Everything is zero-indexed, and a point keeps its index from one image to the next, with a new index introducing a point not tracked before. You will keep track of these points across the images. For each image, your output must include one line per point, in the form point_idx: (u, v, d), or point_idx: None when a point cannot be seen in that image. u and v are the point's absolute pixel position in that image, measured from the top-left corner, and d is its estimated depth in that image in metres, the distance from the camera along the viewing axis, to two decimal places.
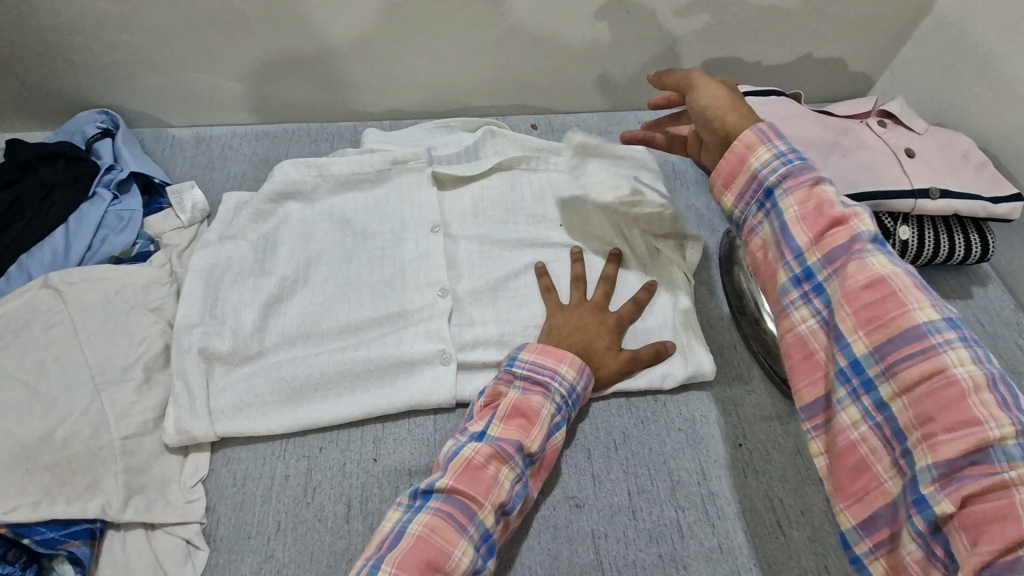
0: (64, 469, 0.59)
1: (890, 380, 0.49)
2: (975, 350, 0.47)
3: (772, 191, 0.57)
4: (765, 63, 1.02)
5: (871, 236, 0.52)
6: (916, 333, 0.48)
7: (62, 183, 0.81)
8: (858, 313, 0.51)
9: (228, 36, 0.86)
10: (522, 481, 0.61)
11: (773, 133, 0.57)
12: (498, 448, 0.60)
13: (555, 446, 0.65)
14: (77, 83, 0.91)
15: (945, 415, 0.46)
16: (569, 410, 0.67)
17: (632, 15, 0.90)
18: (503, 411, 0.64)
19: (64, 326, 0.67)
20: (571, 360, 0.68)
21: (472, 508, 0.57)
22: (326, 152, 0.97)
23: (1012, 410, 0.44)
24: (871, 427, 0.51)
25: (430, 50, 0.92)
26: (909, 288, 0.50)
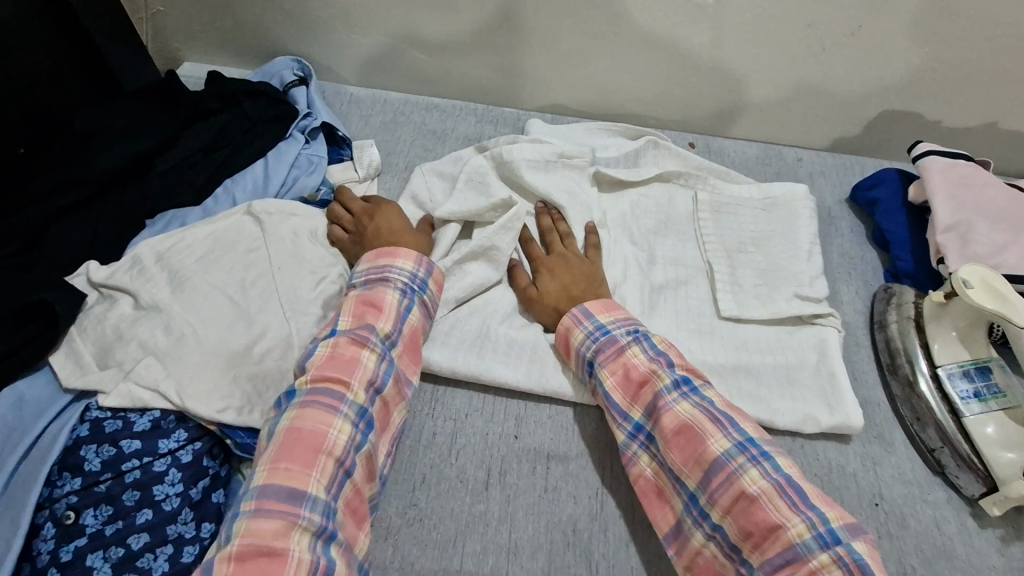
0: (261, 381, 0.61)
1: (713, 506, 0.57)
2: (763, 465, 0.56)
3: (591, 359, 0.69)
4: (944, 124, 0.99)
5: (671, 385, 0.64)
6: (718, 463, 0.58)
7: (263, 120, 0.86)
8: (679, 453, 0.60)
9: (432, 10, 0.90)
10: (388, 361, 0.62)
11: (585, 314, 0.71)
12: (356, 337, 0.61)
13: (414, 327, 0.66)
14: (282, 31, 0.96)
15: (755, 527, 0.54)
16: (418, 293, 0.68)
17: (827, 53, 0.89)
18: (350, 307, 0.64)
19: (263, 253, 0.70)
20: (407, 252, 0.69)
21: (339, 391, 0.57)
22: (490, 134, 1.01)
23: (800, 509, 0.54)
24: (715, 544, 0.57)
25: (615, 54, 0.93)
26: (706, 424, 0.60)
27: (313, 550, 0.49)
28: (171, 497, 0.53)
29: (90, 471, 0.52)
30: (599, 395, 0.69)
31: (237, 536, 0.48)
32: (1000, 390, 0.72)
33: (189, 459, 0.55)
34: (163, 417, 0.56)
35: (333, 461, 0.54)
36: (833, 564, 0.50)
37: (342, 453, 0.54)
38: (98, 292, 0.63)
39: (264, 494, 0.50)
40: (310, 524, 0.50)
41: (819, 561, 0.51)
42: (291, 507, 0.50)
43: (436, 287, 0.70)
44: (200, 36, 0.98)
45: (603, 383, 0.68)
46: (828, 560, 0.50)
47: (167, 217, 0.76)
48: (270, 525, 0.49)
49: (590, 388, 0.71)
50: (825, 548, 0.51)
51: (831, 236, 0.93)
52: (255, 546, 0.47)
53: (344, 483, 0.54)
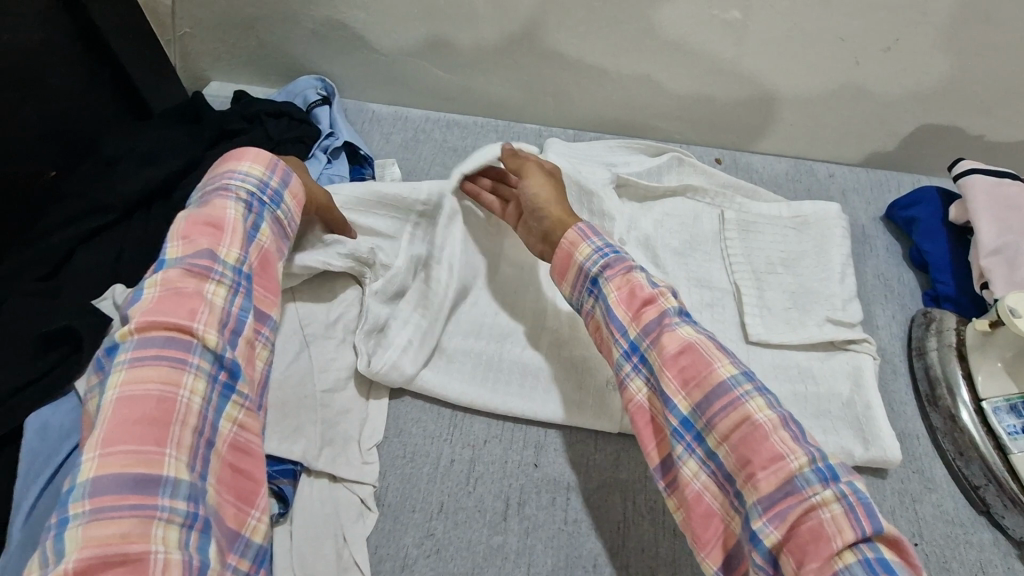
0: (281, 407, 0.65)
1: (711, 431, 0.55)
2: (768, 396, 0.55)
3: (594, 276, 0.66)
4: (987, 138, 0.94)
5: (676, 310, 0.62)
6: (723, 388, 0.55)
7: (286, 140, 0.87)
8: (678, 377, 0.57)
9: (453, 28, 0.89)
10: (242, 295, 0.58)
11: (591, 232, 0.68)
12: (191, 267, 0.55)
13: (264, 249, 0.62)
14: (306, 51, 0.97)
15: (756, 456, 0.52)
16: (269, 205, 0.63)
17: (861, 66, 0.86)
18: (180, 231, 0.57)
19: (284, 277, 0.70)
20: (256, 157, 0.64)
21: (183, 340, 0.52)
22: (511, 151, 1.00)
23: (802, 443, 0.52)
24: (707, 474, 0.56)
25: (638, 70, 0.91)
26: (711, 349, 0.58)
27: (183, 545, 0.46)
28: None
29: None
30: (595, 312, 0.66)
31: (73, 551, 0.42)
32: None
33: None
34: None
35: (191, 431, 0.50)
36: (834, 501, 0.48)
37: (200, 419, 0.51)
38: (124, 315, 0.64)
39: (98, 491, 0.45)
40: (174, 515, 0.46)
41: (822, 497, 0.48)
42: (145, 496, 0.46)
43: (294, 202, 0.66)
44: (226, 57, 1.00)
45: (607, 297, 0.64)
46: (831, 496, 0.48)
47: None
48: (119, 527, 0.44)
49: (583, 305, 0.68)
50: (825, 484, 0.49)
51: (865, 256, 0.90)
52: (101, 556, 0.43)
53: (207, 456, 0.52)
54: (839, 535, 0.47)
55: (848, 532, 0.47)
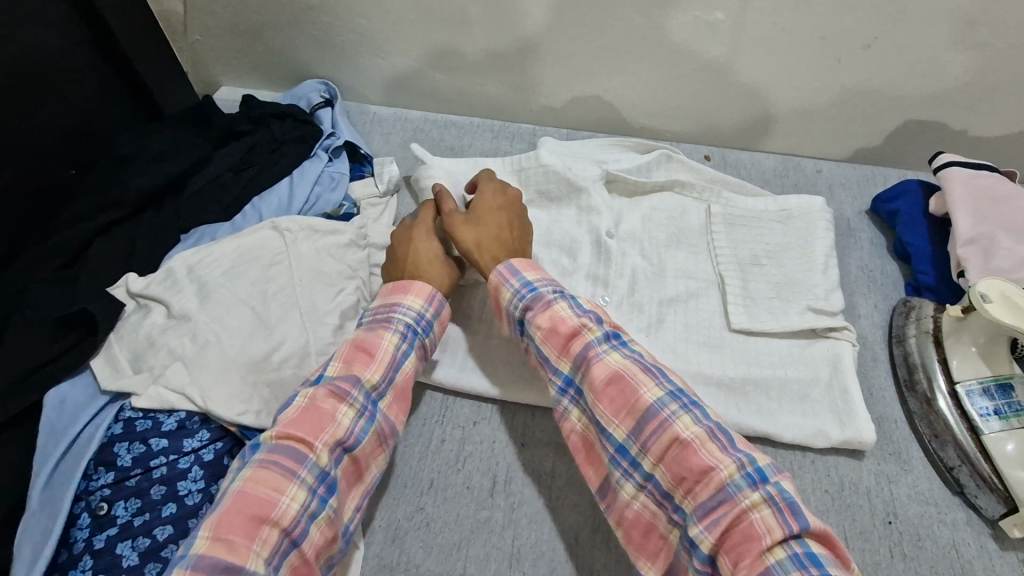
0: (279, 388, 0.66)
1: (645, 455, 0.57)
2: (694, 412, 0.56)
3: (520, 318, 0.68)
4: (971, 133, 0.96)
5: (601, 338, 0.62)
6: (651, 411, 0.57)
7: (290, 140, 0.92)
8: (610, 405, 0.59)
9: (449, 33, 0.93)
10: (367, 417, 0.60)
11: (511, 271, 0.69)
12: (336, 388, 0.59)
13: (408, 373, 0.64)
14: (310, 56, 1.02)
15: (688, 471, 0.54)
16: (422, 335, 0.66)
17: (842, 64, 0.88)
18: (342, 353, 0.62)
19: (285, 266, 0.75)
20: (419, 289, 0.68)
21: (301, 452, 0.55)
22: (505, 148, 1.05)
23: (730, 451, 0.54)
24: (646, 493, 0.58)
25: (627, 70, 0.95)
26: (638, 374, 0.59)
27: None
28: (193, 493, 0.57)
29: (122, 466, 0.57)
30: (529, 350, 0.68)
31: None
32: (1022, 408, 0.69)
33: (210, 458, 0.59)
34: (187, 419, 0.60)
35: (279, 531, 0.51)
36: (763, 503, 0.50)
37: (291, 523, 0.52)
38: (135, 301, 0.69)
39: (196, 568, 0.47)
40: None
41: (751, 501, 0.50)
42: None
43: (440, 329, 0.69)
44: (236, 62, 1.05)
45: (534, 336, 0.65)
46: (759, 498, 0.50)
47: (198, 233, 0.81)
48: None
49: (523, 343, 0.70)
50: (754, 487, 0.51)
51: (849, 248, 0.92)
52: None
53: (287, 553, 0.52)
54: (769, 534, 0.48)
55: (777, 531, 0.49)
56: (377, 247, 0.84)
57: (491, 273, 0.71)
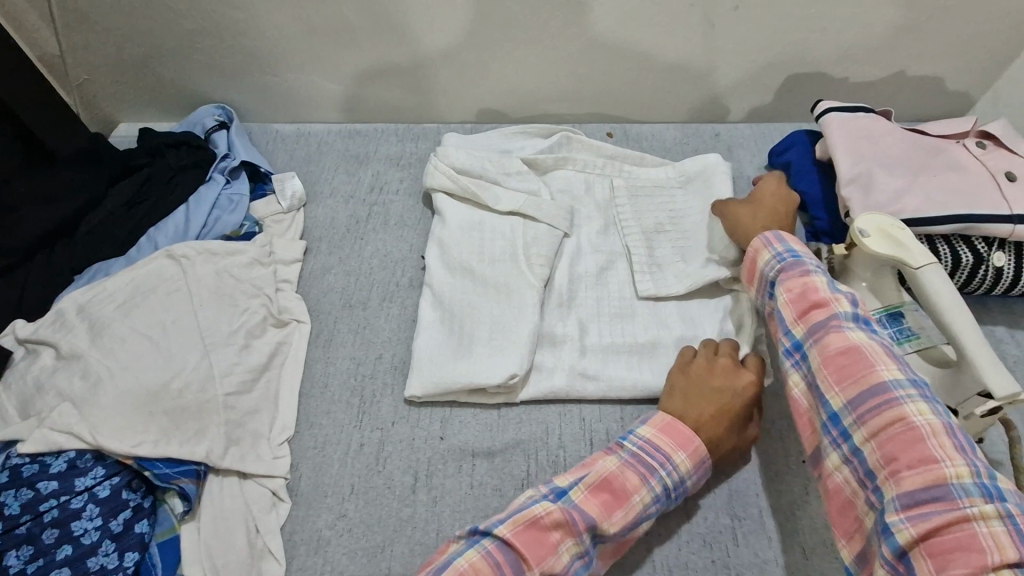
0: (180, 414, 0.65)
1: (859, 428, 0.54)
2: (935, 405, 0.52)
3: (774, 281, 0.67)
4: (854, 80, 0.99)
5: (851, 314, 0.60)
6: (881, 388, 0.54)
7: (185, 167, 0.90)
8: (834, 372, 0.57)
9: (336, 43, 0.93)
10: (584, 558, 0.57)
11: (778, 239, 0.69)
12: (571, 517, 0.56)
13: (639, 530, 0.60)
14: (201, 81, 1.00)
15: (905, 457, 0.50)
16: (670, 499, 0.62)
17: (717, 27, 0.91)
18: (594, 477, 0.60)
19: (182, 293, 0.74)
20: (694, 449, 0.62)
21: (520, 567, 0.54)
22: (412, 150, 1.02)
23: (969, 455, 0.49)
24: (851, 469, 0.55)
25: (517, 58, 0.95)
26: (881, 354, 0.56)
27: None
28: (90, 531, 0.57)
29: (10, 515, 0.56)
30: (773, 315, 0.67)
31: None
32: (913, 332, 0.71)
33: (106, 493, 0.59)
34: (78, 457, 0.60)
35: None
36: (995, 517, 0.45)
37: None
38: (23, 347, 0.68)
39: None
40: None
41: (979, 510, 0.45)
42: None
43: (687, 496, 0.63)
44: (127, 97, 1.03)
45: (777, 298, 0.65)
46: (991, 512, 0.45)
47: (92, 270, 0.80)
48: None
49: (766, 308, 0.69)
50: (988, 498, 0.46)
51: None
52: None
53: None
54: (996, 551, 0.43)
55: (1009, 551, 0.43)
56: (283, 262, 0.84)
57: (754, 240, 0.72)
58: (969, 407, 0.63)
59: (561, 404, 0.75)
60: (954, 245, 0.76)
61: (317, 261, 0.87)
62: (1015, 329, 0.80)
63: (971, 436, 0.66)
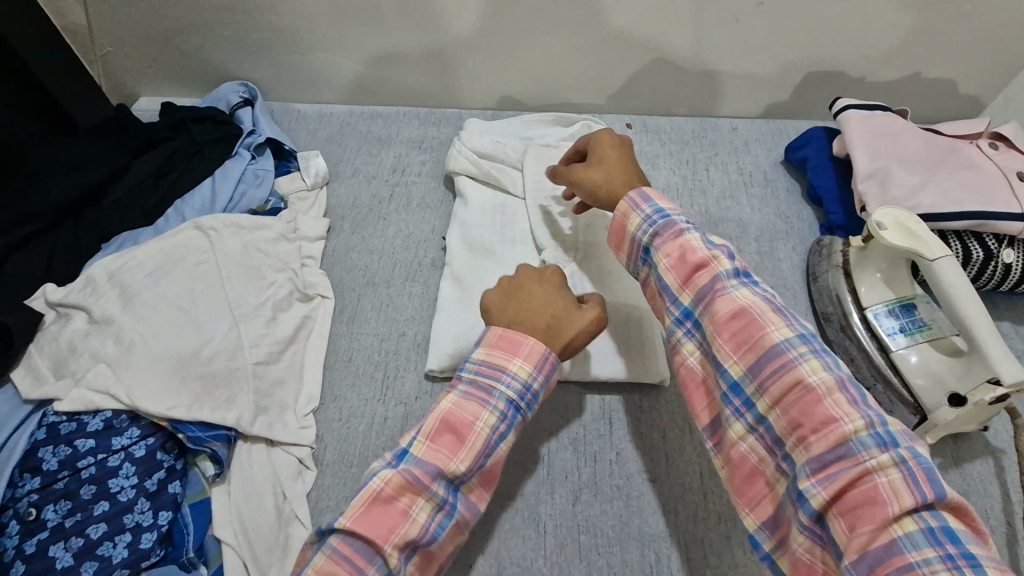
0: (210, 381, 0.66)
1: (761, 396, 0.52)
2: (824, 358, 0.51)
3: (645, 246, 0.64)
4: (869, 80, 1.02)
5: (730, 272, 0.58)
6: (775, 351, 0.52)
7: (210, 141, 0.91)
8: (729, 340, 0.55)
9: (362, 23, 0.94)
10: (444, 511, 0.53)
11: (644, 198, 0.65)
12: (411, 479, 0.52)
13: (497, 458, 0.56)
14: (227, 58, 1.01)
15: (807, 420, 0.49)
16: (523, 410, 0.58)
17: (740, 23, 0.92)
18: (428, 428, 0.55)
19: (210, 264, 0.75)
20: (530, 350, 0.58)
21: (371, 550, 0.50)
22: (433, 134, 1.03)
23: (861, 406, 0.49)
24: (756, 436, 0.53)
25: (542, 45, 0.96)
26: (766, 313, 0.54)
27: None
28: (126, 489, 0.58)
29: (49, 470, 0.58)
30: (651, 280, 0.64)
31: None
32: (925, 323, 0.74)
33: (141, 454, 0.60)
34: (114, 417, 0.61)
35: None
36: (892, 466, 0.45)
37: None
38: (55, 311, 0.69)
39: None
40: None
41: (877, 462, 0.45)
42: None
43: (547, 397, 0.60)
44: (150, 72, 1.04)
45: (658, 265, 0.62)
46: (888, 461, 0.45)
47: (120, 239, 0.81)
48: None
49: (641, 273, 0.66)
50: (883, 447, 0.46)
51: (766, 198, 0.96)
52: None
53: None
54: (896, 501, 0.43)
55: (908, 499, 0.43)
56: (308, 238, 0.85)
57: (618, 202, 0.68)
58: (977, 394, 0.65)
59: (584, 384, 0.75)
60: (966, 241, 0.79)
61: (340, 239, 0.88)
62: (1020, 324, 0.82)
63: (974, 423, 0.68)
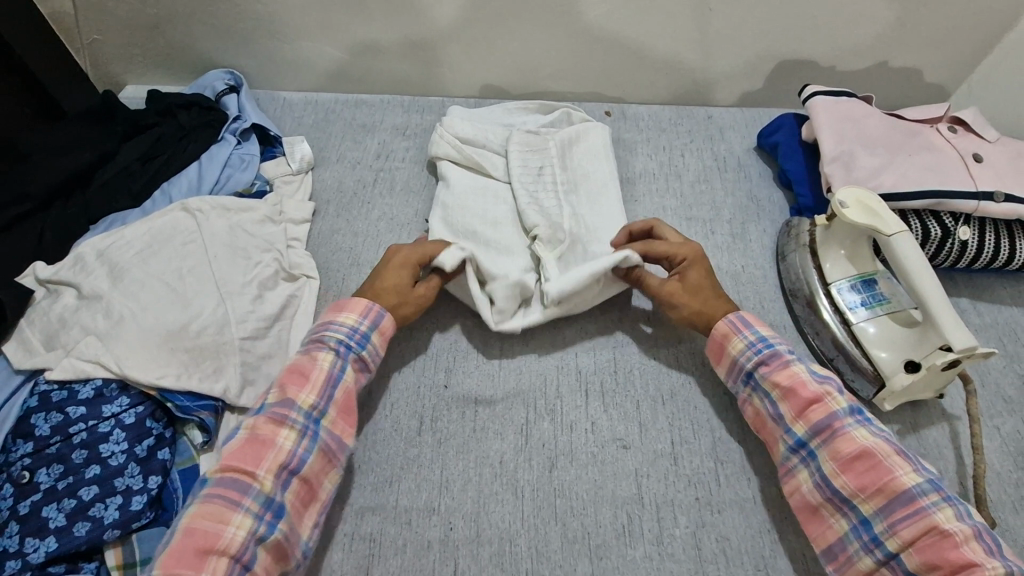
0: (198, 353, 0.68)
1: (894, 536, 0.57)
2: (956, 507, 0.57)
3: (751, 371, 0.69)
4: (839, 68, 1.05)
5: (847, 410, 0.64)
6: (908, 495, 0.58)
7: (197, 126, 0.93)
8: (855, 478, 0.60)
9: (346, 11, 0.96)
10: (310, 437, 0.61)
11: (746, 324, 0.71)
12: (278, 415, 0.61)
13: (348, 388, 0.65)
14: (213, 46, 1.02)
15: (946, 562, 0.54)
16: (357, 348, 0.67)
17: (714, 12, 0.95)
18: (283, 375, 0.64)
19: (198, 243, 0.77)
20: (354, 305, 0.69)
21: (245, 483, 0.57)
22: (417, 121, 1.05)
23: (997, 555, 0.54)
24: (889, 568, 0.57)
25: (522, 34, 0.99)
26: (892, 456, 0.60)
27: None
28: (117, 454, 0.60)
29: (42, 435, 0.61)
30: (753, 402, 0.69)
31: None
32: (884, 297, 0.78)
33: (131, 421, 0.63)
34: (104, 386, 0.64)
35: (227, 559, 0.53)
36: None
37: (240, 548, 0.54)
38: (45, 288, 0.71)
39: None
40: None
41: None
42: None
43: (381, 340, 0.69)
44: (136, 59, 1.05)
45: (771, 395, 0.67)
46: None
47: (108, 220, 0.83)
48: None
49: (740, 395, 0.71)
50: None
51: (740, 181, 1.00)
52: None
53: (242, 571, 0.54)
54: None
55: None
56: (293, 221, 0.87)
57: (716, 322, 0.73)
58: (930, 359, 0.70)
59: (561, 359, 0.79)
60: (925, 219, 0.82)
61: (326, 222, 0.90)
62: (977, 300, 0.86)
63: (932, 390, 0.72)
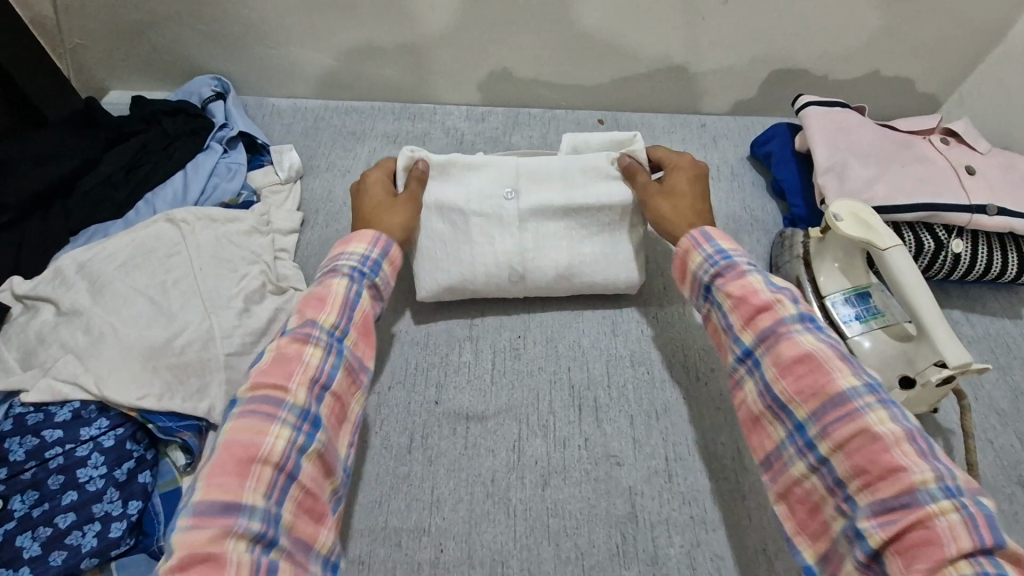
0: (182, 370, 0.66)
1: (823, 439, 0.51)
2: (892, 409, 0.50)
3: (710, 284, 0.64)
4: (832, 78, 1.05)
5: (796, 317, 0.57)
6: (841, 398, 0.51)
7: (182, 134, 0.91)
8: (793, 383, 0.54)
9: (335, 17, 0.94)
10: (335, 354, 0.58)
11: (705, 237, 0.66)
12: (303, 334, 0.56)
13: (365, 312, 0.62)
14: (199, 52, 1.01)
15: (873, 465, 0.48)
16: (369, 276, 0.65)
17: (707, 21, 0.94)
18: (298, 304, 0.61)
19: (183, 256, 0.75)
20: (360, 237, 0.67)
21: (277, 397, 0.52)
22: (408, 129, 1.04)
23: (931, 459, 0.47)
24: (819, 476, 0.52)
25: (514, 42, 0.98)
26: (833, 359, 0.53)
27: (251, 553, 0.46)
28: (95, 479, 0.59)
29: (16, 460, 0.58)
30: (713, 317, 0.64)
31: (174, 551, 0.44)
32: (878, 311, 0.77)
33: (110, 443, 0.61)
34: (82, 407, 0.61)
35: (271, 468, 0.49)
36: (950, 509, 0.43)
37: (282, 457, 0.50)
38: (22, 303, 0.70)
39: (200, 511, 0.46)
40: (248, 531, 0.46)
41: (938, 506, 0.44)
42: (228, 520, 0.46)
43: (391, 270, 0.68)
44: (120, 65, 1.03)
45: (723, 306, 0.62)
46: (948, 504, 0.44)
47: (89, 232, 0.81)
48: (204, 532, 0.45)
49: (703, 310, 0.67)
50: (949, 497, 0.44)
51: (734, 191, 0.99)
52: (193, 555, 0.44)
53: (289, 489, 0.50)
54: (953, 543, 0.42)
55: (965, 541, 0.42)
56: (280, 231, 0.85)
57: (682, 239, 0.68)
58: (925, 374, 0.68)
59: (554, 373, 0.78)
60: (918, 232, 0.82)
61: (314, 232, 0.88)
62: (970, 312, 0.86)
63: (924, 404, 0.71)
